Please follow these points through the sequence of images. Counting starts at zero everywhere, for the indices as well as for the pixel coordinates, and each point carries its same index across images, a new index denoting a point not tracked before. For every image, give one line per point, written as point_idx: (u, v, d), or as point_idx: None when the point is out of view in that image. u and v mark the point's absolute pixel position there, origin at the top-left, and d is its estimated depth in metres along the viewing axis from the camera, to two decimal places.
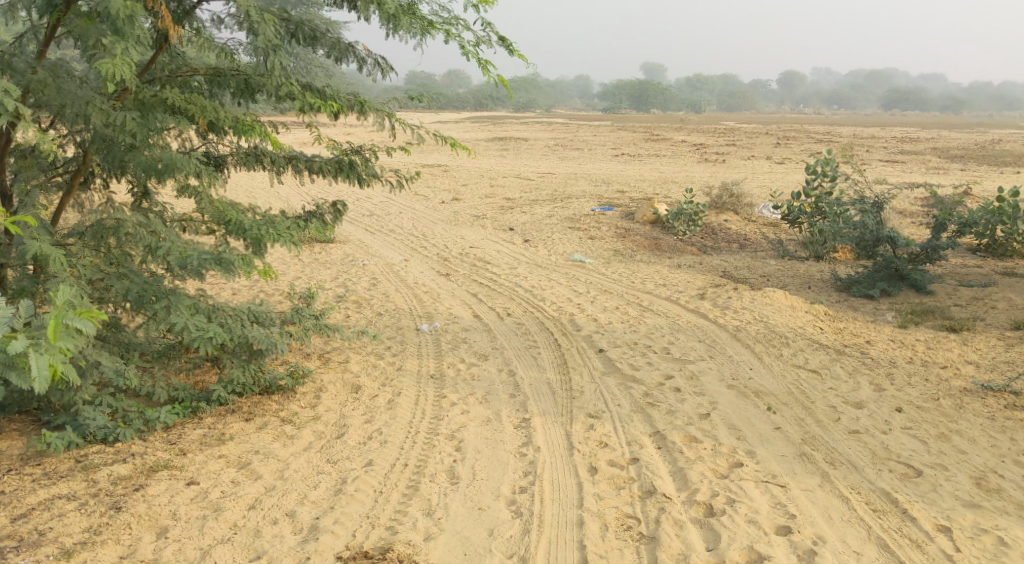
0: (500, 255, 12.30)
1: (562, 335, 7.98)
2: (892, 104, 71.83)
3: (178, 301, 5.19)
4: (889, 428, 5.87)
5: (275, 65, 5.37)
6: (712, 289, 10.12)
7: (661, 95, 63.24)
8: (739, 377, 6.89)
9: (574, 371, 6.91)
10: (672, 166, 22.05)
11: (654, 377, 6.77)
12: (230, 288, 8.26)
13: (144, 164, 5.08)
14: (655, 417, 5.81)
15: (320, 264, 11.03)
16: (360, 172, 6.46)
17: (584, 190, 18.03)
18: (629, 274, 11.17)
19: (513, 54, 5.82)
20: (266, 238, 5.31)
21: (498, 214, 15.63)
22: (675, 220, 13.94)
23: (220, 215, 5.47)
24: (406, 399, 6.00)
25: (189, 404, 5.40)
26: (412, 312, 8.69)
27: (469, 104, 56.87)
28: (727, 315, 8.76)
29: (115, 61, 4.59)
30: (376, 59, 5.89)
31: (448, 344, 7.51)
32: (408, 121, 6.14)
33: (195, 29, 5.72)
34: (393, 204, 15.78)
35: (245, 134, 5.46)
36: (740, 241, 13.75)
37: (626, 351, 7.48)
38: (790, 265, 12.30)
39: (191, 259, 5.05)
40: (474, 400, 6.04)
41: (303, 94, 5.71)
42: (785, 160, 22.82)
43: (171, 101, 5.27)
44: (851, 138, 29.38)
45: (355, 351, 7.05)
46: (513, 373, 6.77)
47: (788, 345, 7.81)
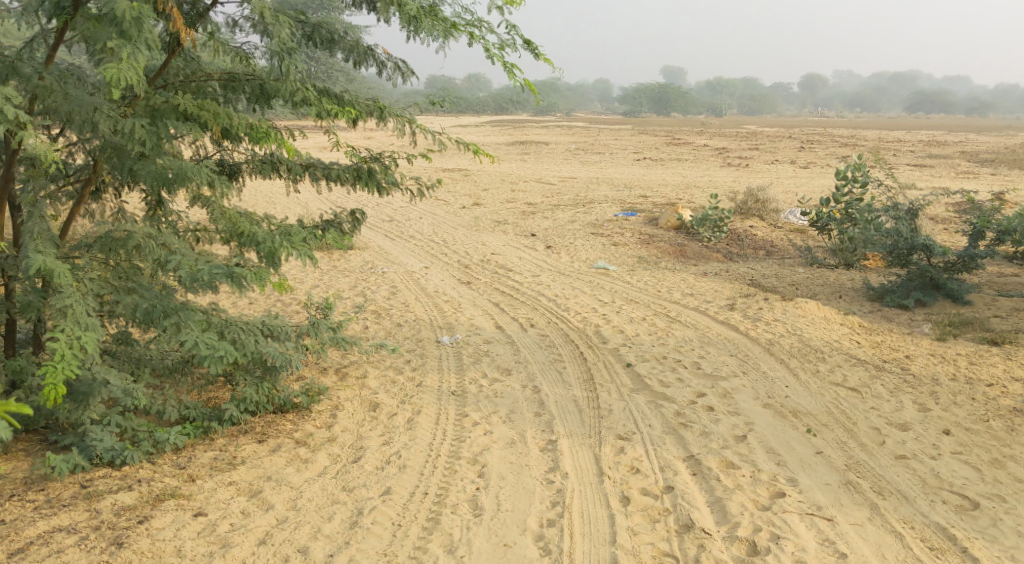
0: (522, 262, 12.02)
1: (587, 348, 7.68)
2: (916, 107, 70.84)
3: (188, 317, 4.86)
4: (938, 453, 5.54)
5: (290, 68, 5.11)
6: (742, 299, 9.77)
7: (682, 98, 62.74)
8: (774, 395, 6.57)
9: (601, 388, 6.61)
10: (694, 171, 21.67)
11: (685, 394, 6.46)
12: (246, 299, 8.06)
13: (153, 173, 4.76)
14: (689, 440, 5.52)
15: (338, 272, 10.81)
16: (379, 181, 6.22)
17: (607, 195, 17.73)
18: (655, 282, 10.85)
19: (539, 58, 5.55)
20: (279, 251, 5.02)
21: (519, 219, 15.36)
22: (700, 226, 13.60)
23: (233, 227, 5.13)
24: (426, 418, 5.74)
25: (200, 424, 5.16)
26: (432, 322, 8.44)
27: (489, 106, 56.66)
28: (759, 327, 8.43)
29: (121, 66, 4.30)
30: (396, 62, 5.64)
31: (469, 357, 7.24)
32: (429, 128, 5.89)
33: (208, 32, 5.46)
34: (414, 210, 15.57)
35: (259, 141, 5.22)
36: (768, 247, 13.37)
37: (655, 366, 7.17)
38: (819, 273, 11.92)
39: (201, 273, 4.66)
40: (498, 419, 5.77)
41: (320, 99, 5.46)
42: (810, 164, 22.37)
43: (183, 108, 5.02)
44: (877, 142, 28.80)
45: (373, 365, 6.80)
46: (537, 389, 6.49)
47: (824, 360, 7.47)
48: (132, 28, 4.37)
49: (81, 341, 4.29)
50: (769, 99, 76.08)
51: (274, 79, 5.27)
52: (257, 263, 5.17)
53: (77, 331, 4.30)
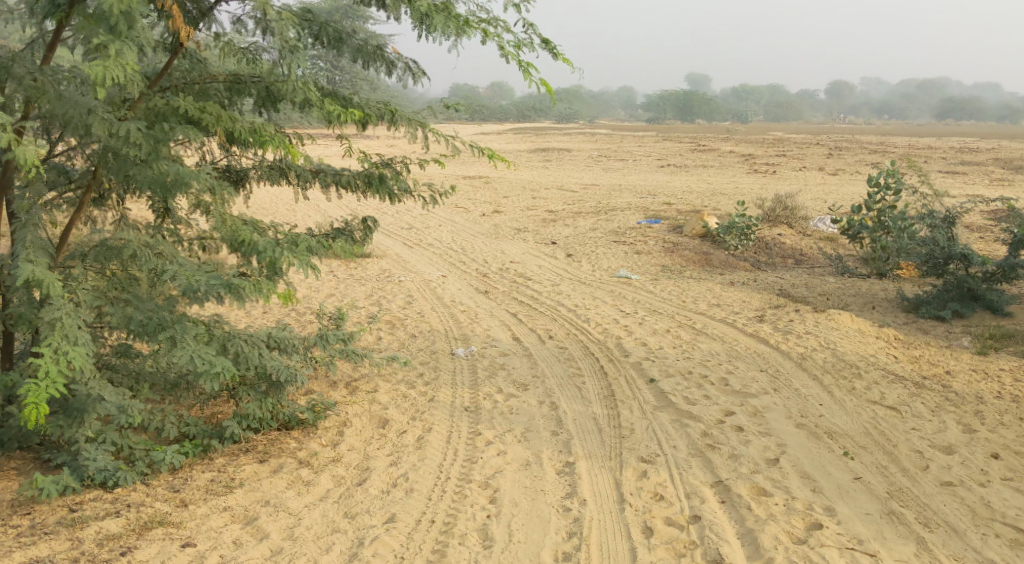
0: (542, 271, 11.71)
1: (608, 361, 7.35)
2: (947, 115, 69.61)
3: (185, 331, 4.53)
4: (987, 480, 5.16)
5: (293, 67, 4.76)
6: (771, 310, 9.37)
7: (708, 105, 62.15)
8: (807, 414, 6.21)
9: (622, 405, 6.27)
10: (720, 178, 21.23)
11: (712, 413, 6.11)
12: (257, 310, 7.83)
13: (150, 179, 4.44)
14: (717, 464, 5.17)
15: (354, 281, 10.58)
16: (391, 188, 5.95)
17: (630, 202, 17.38)
18: (679, 292, 10.50)
19: (558, 57, 5.25)
20: (281, 261, 4.72)
21: (540, 227, 15.06)
22: (726, 234, 13.13)
23: (233, 236, 4.78)
24: (437, 436, 5.43)
25: (200, 442, 4.89)
26: (447, 334, 8.15)
27: (513, 114, 56.41)
28: (790, 340, 8.03)
29: (108, 64, 3.95)
30: (406, 63, 5.36)
31: (484, 371, 6.94)
32: (442, 132, 5.61)
33: (213, 33, 5.19)
34: (433, 218, 15.35)
35: (263, 145, 4.92)
36: (796, 257, 12.95)
37: (679, 382, 6.82)
38: (851, 282, 11.48)
39: (198, 285, 4.38)
40: (512, 438, 5.45)
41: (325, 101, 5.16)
42: (838, 170, 21.86)
43: (184, 111, 4.73)
44: (906, 149, 28.17)
45: (384, 379, 6.52)
46: (555, 406, 6.17)
47: (860, 377, 7.07)
48: (121, 24, 4.01)
49: (67, 358, 3.98)
50: (796, 105, 75.25)
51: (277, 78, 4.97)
52: (258, 272, 4.90)
53: (64, 347, 3.98)
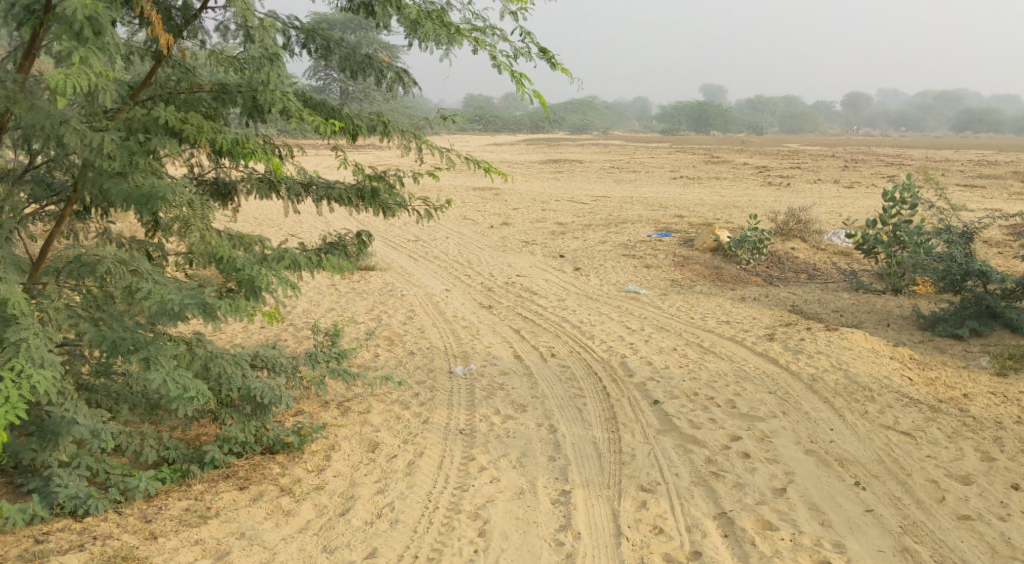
0: (548, 286, 11.49)
1: (611, 382, 7.10)
2: (965, 126, 68.86)
3: (160, 351, 4.23)
4: (1008, 513, 4.89)
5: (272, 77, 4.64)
6: (782, 328, 9.08)
7: (722, 116, 61.80)
8: (817, 440, 5.94)
9: (624, 429, 6.03)
10: (733, 190, 20.94)
11: (717, 438, 5.85)
12: (254, 327, 7.67)
13: (125, 193, 4.22)
14: (721, 495, 4.93)
15: (356, 295, 10.41)
16: (384, 201, 5.77)
17: (640, 215, 17.14)
18: (688, 308, 10.24)
19: (556, 67, 5.05)
20: (259, 282, 4.40)
21: (548, 239, 14.85)
22: (738, 248, 12.84)
23: (210, 251, 4.50)
24: (428, 461, 5.21)
25: (179, 467, 4.70)
26: (447, 351, 7.94)
27: (527, 124, 56.30)
28: (800, 360, 7.76)
29: (71, 71, 3.66)
30: (397, 72, 5.17)
31: (483, 391, 6.71)
32: (436, 145, 5.42)
33: (200, 42, 5.12)
34: (441, 231, 15.19)
35: (245, 156, 4.68)
36: (809, 271, 12.66)
37: (684, 404, 6.56)
38: (865, 298, 11.18)
39: (173, 302, 4.14)
40: (507, 464, 5.23)
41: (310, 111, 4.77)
42: (854, 184, 21.52)
43: (165, 121, 4.51)
44: (923, 162, 27.70)
45: (378, 399, 6.31)
46: (554, 429, 5.94)
47: (873, 400, 6.80)
48: (88, 29, 3.79)
49: (30, 382, 3.80)
50: (811, 116, 74.77)
51: (255, 88, 4.76)
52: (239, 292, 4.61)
53: (26, 370, 3.80)
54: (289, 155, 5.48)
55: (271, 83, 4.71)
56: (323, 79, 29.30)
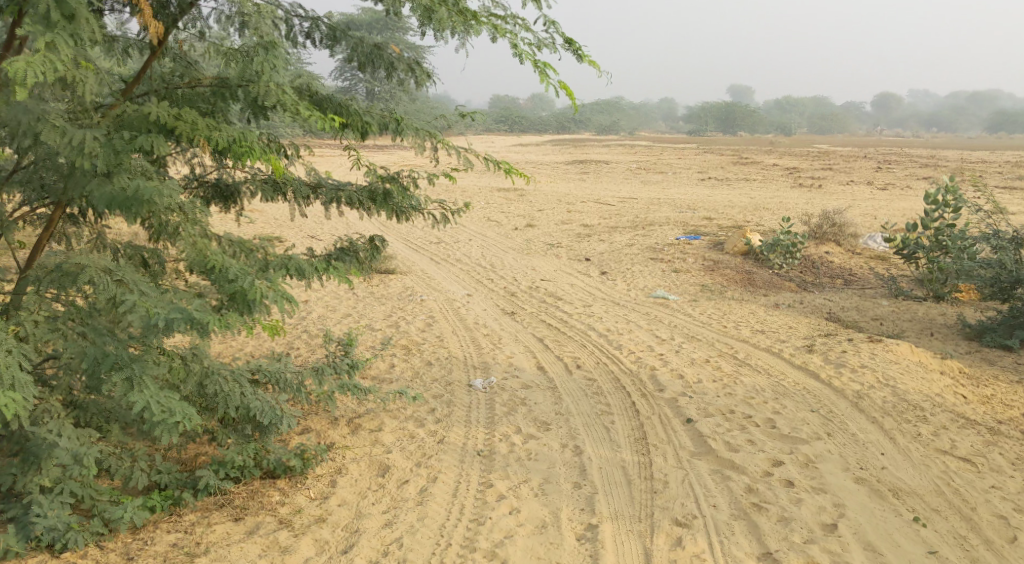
0: (573, 291, 11.04)
1: (640, 397, 6.64)
2: (999, 126, 67.16)
3: (145, 371, 3.79)
4: None
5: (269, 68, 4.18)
6: (821, 339, 8.54)
7: (750, 117, 60.81)
8: (867, 466, 5.45)
9: (655, 451, 5.57)
10: (762, 192, 20.32)
11: (757, 463, 5.37)
12: (264, 337, 7.32)
13: (108, 196, 3.81)
14: (765, 533, 4.54)
15: (375, 299, 10.04)
16: (397, 204, 5.38)
17: (668, 217, 16.62)
18: (720, 315, 9.74)
19: (583, 59, 4.61)
20: (251, 294, 3.91)
21: (574, 242, 14.39)
22: (770, 252, 12.31)
23: (202, 260, 4.04)
24: (442, 488, 4.82)
25: (171, 493, 4.35)
26: (466, 361, 7.52)
27: (554, 126, 55.51)
28: (844, 376, 7.22)
29: (33, 60, 3.31)
30: (408, 63, 4.81)
31: (503, 406, 6.29)
32: (452, 144, 5.03)
33: (199, 31, 4.85)
34: (464, 233, 14.80)
35: (241, 155, 4.28)
36: (846, 277, 12.07)
37: (720, 424, 6.06)
38: (905, 305, 10.59)
39: (158, 318, 3.70)
40: (528, 492, 4.82)
41: (310, 107, 4.34)
42: (888, 185, 20.81)
43: (157, 117, 4.13)
44: (960, 163, 26.73)
45: (390, 416, 5.90)
46: (579, 450, 5.50)
47: (926, 420, 6.27)
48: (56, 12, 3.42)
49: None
50: (841, 117, 73.43)
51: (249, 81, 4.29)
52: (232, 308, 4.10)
53: None
54: (295, 154, 5.13)
55: (264, 74, 4.26)
56: (348, 78, 29.08)
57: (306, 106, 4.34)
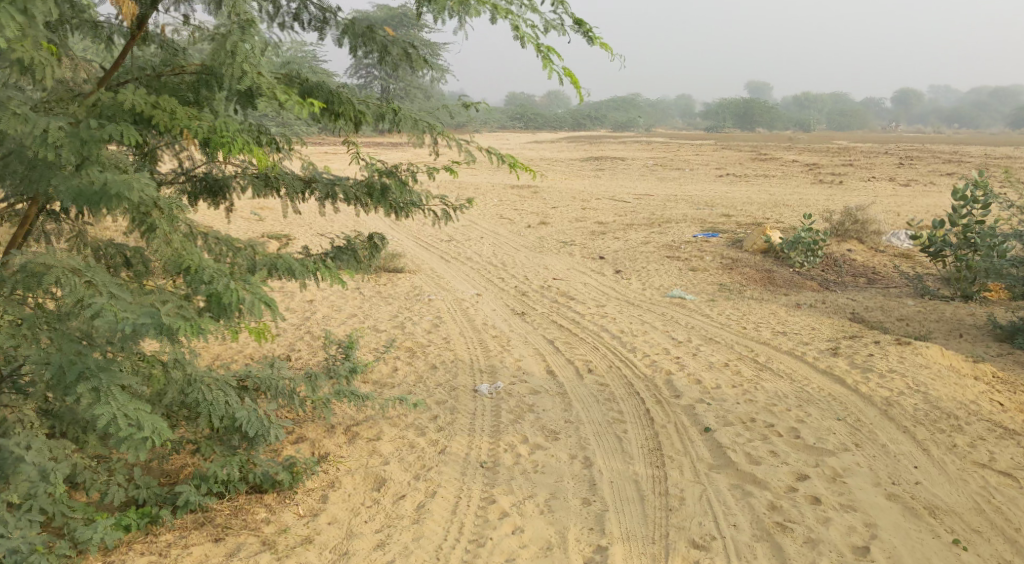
0: (586, 290, 10.69)
1: (655, 403, 6.29)
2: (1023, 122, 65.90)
3: (112, 380, 3.46)
4: None
5: (244, 51, 3.86)
6: (846, 341, 8.13)
7: (768, 113, 60.09)
8: (900, 480, 5.09)
9: (671, 463, 5.23)
10: (781, 189, 19.81)
11: (780, 477, 5.01)
12: (262, 344, 7.05)
13: (74, 190, 3.45)
14: (790, 556, 4.25)
15: (381, 299, 9.75)
16: (395, 200, 5.06)
17: (685, 214, 16.21)
18: (739, 316, 9.35)
19: (595, 41, 4.27)
20: (225, 299, 3.56)
21: (588, 239, 14.03)
22: (791, 250, 11.90)
23: (177, 260, 3.71)
24: (441, 503, 4.53)
25: (148, 509, 4.07)
26: (472, 364, 7.19)
27: (569, 122, 55.13)
28: (871, 381, 6.83)
29: None
30: (403, 47, 4.49)
31: (509, 413, 5.96)
32: (454, 136, 4.71)
33: (182, 15, 4.54)
34: (476, 230, 14.48)
35: (221, 147, 3.93)
36: (870, 276, 11.62)
37: (740, 433, 5.70)
38: (932, 305, 10.15)
39: (126, 323, 3.38)
40: (533, 509, 4.53)
41: (289, 92, 4.01)
42: (911, 181, 20.27)
43: (132, 106, 3.83)
44: (985, 159, 26.02)
45: (390, 423, 5.59)
46: (589, 463, 5.17)
47: (962, 429, 5.88)
48: None
49: None
50: (861, 114, 72.42)
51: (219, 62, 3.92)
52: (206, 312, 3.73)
53: None
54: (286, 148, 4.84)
55: (238, 55, 3.83)
56: (363, 76, 28.85)
57: (284, 92, 4.01)
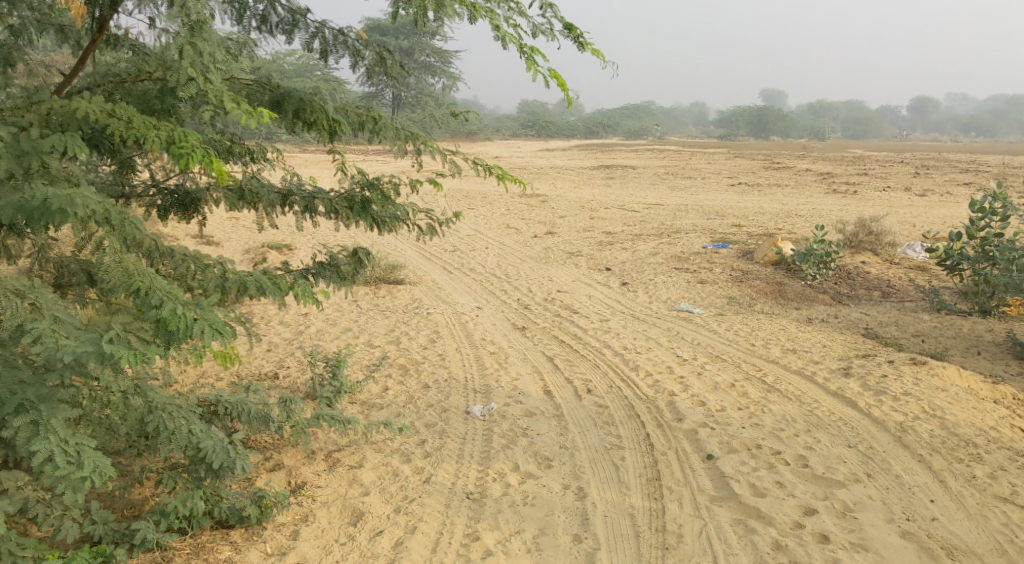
0: (591, 303, 10.38)
1: (656, 428, 5.96)
2: None
3: (54, 413, 3.26)
4: None
5: (191, 54, 3.69)
6: (859, 360, 7.78)
7: (782, 121, 59.57)
8: (916, 516, 4.76)
9: (669, 493, 4.93)
10: (794, 198, 19.41)
11: (786, 511, 4.70)
12: (249, 368, 6.82)
13: (13, 205, 3.21)
14: None
15: (379, 312, 9.48)
16: (376, 214, 4.76)
17: (695, 224, 15.87)
18: (748, 331, 9.02)
19: (585, 48, 3.99)
20: (171, 325, 3.29)
21: (595, 250, 13.73)
22: (803, 262, 11.53)
23: (126, 281, 3.44)
24: (421, 540, 4.32)
25: (103, 548, 3.82)
26: (467, 383, 6.89)
27: (581, 130, 54.84)
28: (885, 405, 6.48)
29: None
30: (377, 51, 4.57)
31: (502, 437, 5.66)
32: (438, 146, 4.45)
33: (149, 18, 4.30)
34: (481, 240, 14.21)
35: (178, 158, 3.56)
36: (884, 289, 11.24)
37: (745, 461, 5.38)
38: (948, 321, 9.77)
39: (67, 351, 3.15)
40: (518, 547, 4.31)
41: (238, 99, 3.68)
42: (927, 191, 19.83)
43: (85, 114, 3.59)
44: (1002, 168, 25.52)
45: (374, 449, 5.31)
46: (583, 493, 4.88)
47: (982, 459, 5.53)
48: None
49: None
50: (877, 122, 71.73)
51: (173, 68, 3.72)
52: (152, 337, 3.40)
53: None
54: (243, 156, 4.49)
55: (186, 61, 3.65)
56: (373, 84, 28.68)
57: (234, 98, 3.69)
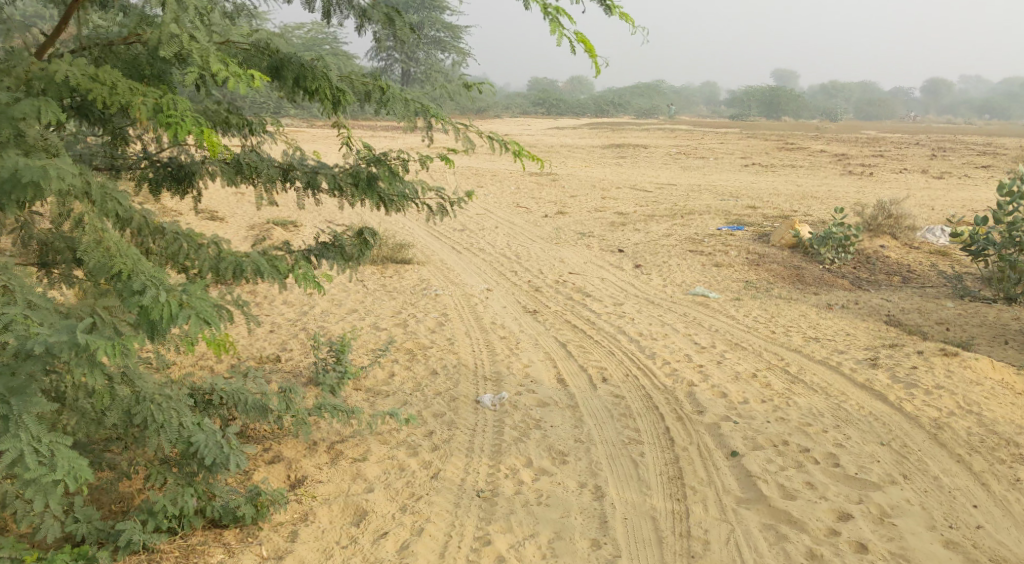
0: (604, 286, 10.04)
1: (677, 421, 5.64)
2: None
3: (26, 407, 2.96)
4: None
5: (174, 7, 3.33)
6: (885, 350, 7.42)
7: (795, 102, 58.72)
8: (958, 523, 4.45)
9: (694, 494, 4.62)
10: (810, 179, 18.97)
11: (819, 517, 4.39)
12: (249, 352, 6.51)
13: None
14: None
15: (385, 293, 9.16)
16: (383, 192, 4.42)
17: (709, 205, 15.47)
18: (767, 318, 8.67)
19: (614, 11, 3.62)
20: (154, 314, 2.96)
21: (607, 231, 13.36)
22: (820, 245, 11.11)
23: (105, 265, 3.13)
24: (428, 544, 4.03)
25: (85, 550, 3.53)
26: (476, 370, 6.58)
27: (591, 109, 54.13)
28: (916, 399, 6.14)
29: None
30: (384, 11, 4.28)
31: (514, 430, 5.35)
32: (450, 120, 4.10)
33: None
34: (490, 219, 13.85)
35: (167, 128, 3.22)
36: (905, 274, 10.86)
37: (772, 459, 5.06)
38: (974, 308, 9.38)
39: (38, 340, 2.84)
40: (533, 553, 4.02)
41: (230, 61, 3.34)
42: (945, 174, 19.36)
43: (65, 78, 3.26)
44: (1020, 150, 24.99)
45: (379, 441, 5.00)
46: (601, 492, 4.58)
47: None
48: None
49: None
50: (891, 103, 70.68)
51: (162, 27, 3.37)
52: (133, 325, 3.10)
53: None
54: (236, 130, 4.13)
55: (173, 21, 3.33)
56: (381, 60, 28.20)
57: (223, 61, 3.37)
